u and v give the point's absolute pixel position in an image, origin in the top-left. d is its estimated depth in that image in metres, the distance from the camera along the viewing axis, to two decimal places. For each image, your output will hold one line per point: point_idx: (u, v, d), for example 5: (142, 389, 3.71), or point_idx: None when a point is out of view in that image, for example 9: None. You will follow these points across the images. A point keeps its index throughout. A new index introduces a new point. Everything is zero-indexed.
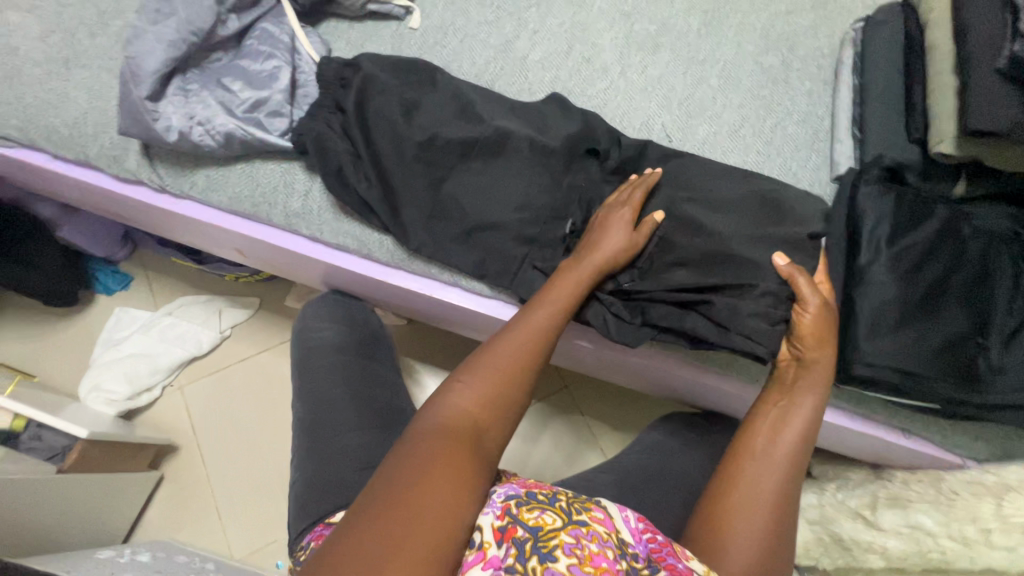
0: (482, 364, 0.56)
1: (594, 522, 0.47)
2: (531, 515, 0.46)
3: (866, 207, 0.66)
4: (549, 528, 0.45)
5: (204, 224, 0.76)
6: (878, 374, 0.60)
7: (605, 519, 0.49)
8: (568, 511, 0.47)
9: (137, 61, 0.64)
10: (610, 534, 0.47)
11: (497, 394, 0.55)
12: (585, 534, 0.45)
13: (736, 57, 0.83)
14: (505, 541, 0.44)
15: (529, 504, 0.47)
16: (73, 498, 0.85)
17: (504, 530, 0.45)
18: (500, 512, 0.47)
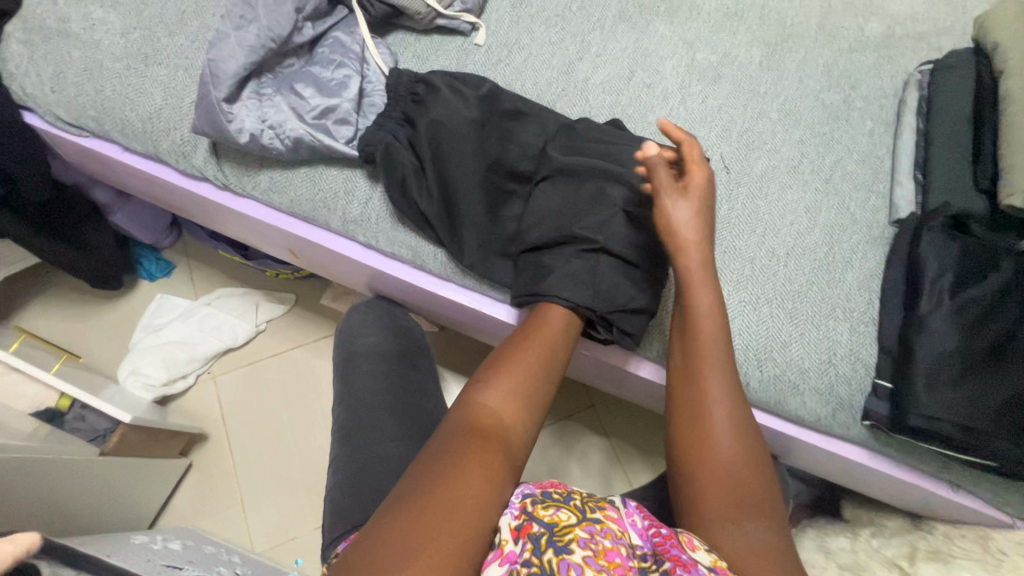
0: (507, 364, 0.57)
1: (608, 520, 0.46)
2: (547, 512, 0.45)
3: (929, 256, 0.65)
4: (564, 524, 0.44)
5: (261, 223, 0.77)
6: (936, 428, 0.59)
7: (618, 518, 0.48)
8: (583, 508, 0.46)
9: (218, 64, 0.66)
10: (623, 533, 0.46)
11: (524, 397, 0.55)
12: (599, 531, 0.44)
13: (797, 91, 0.83)
14: (521, 538, 0.43)
15: (544, 501, 0.46)
16: (110, 481, 0.87)
17: (521, 527, 0.44)
18: (517, 510, 0.46)
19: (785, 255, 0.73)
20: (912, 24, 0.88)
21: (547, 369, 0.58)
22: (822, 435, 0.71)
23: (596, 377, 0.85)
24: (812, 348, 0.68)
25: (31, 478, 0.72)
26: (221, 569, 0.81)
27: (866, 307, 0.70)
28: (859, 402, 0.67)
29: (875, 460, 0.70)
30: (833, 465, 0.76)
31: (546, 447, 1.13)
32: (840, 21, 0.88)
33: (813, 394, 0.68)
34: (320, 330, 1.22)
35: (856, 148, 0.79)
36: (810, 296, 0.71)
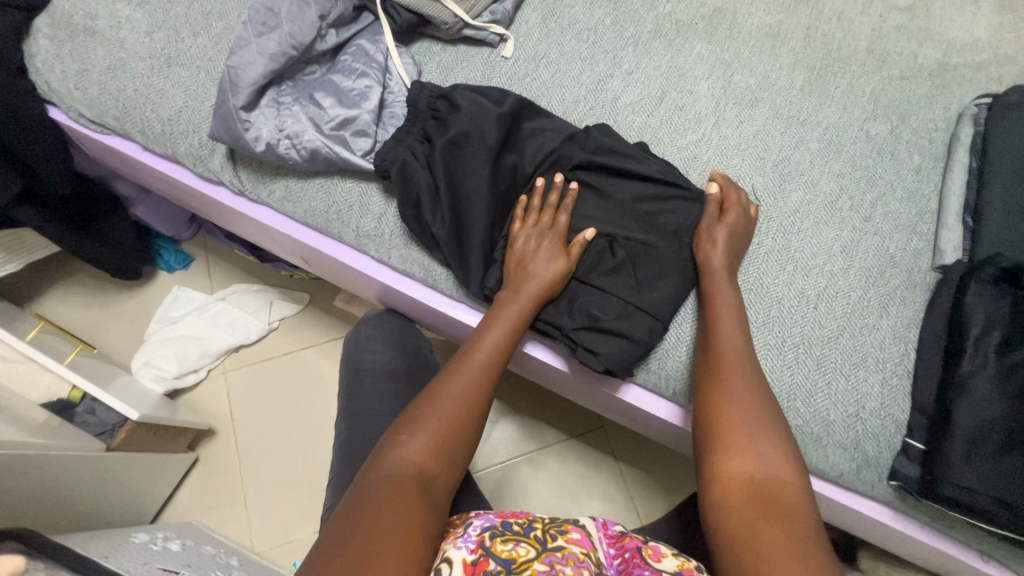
0: (425, 417, 0.56)
1: (570, 544, 0.49)
2: (504, 547, 0.47)
3: (975, 311, 0.61)
4: (522, 560, 0.46)
5: (275, 231, 0.76)
6: (970, 499, 0.55)
7: (582, 540, 0.50)
8: (543, 539, 0.48)
9: (237, 71, 0.65)
10: (585, 555, 0.48)
11: (446, 442, 0.55)
12: (559, 559, 0.47)
13: (841, 120, 0.78)
14: (476, 575, 0.45)
15: (502, 536, 0.48)
16: (115, 477, 0.87)
17: (476, 563, 0.46)
18: (474, 546, 0.47)
19: (816, 297, 0.68)
20: (971, 52, 0.82)
21: (479, 410, 0.58)
22: (844, 490, 0.67)
23: (608, 410, 0.82)
24: (839, 399, 0.64)
25: (38, 474, 0.73)
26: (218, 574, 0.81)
27: (900, 359, 0.65)
28: (886, 461, 0.63)
29: (901, 521, 0.65)
30: (852, 519, 0.72)
31: (552, 467, 1.11)
32: (891, 46, 0.83)
33: (837, 448, 0.64)
34: (332, 331, 1.21)
35: (900, 184, 0.74)
36: (841, 344, 0.66)
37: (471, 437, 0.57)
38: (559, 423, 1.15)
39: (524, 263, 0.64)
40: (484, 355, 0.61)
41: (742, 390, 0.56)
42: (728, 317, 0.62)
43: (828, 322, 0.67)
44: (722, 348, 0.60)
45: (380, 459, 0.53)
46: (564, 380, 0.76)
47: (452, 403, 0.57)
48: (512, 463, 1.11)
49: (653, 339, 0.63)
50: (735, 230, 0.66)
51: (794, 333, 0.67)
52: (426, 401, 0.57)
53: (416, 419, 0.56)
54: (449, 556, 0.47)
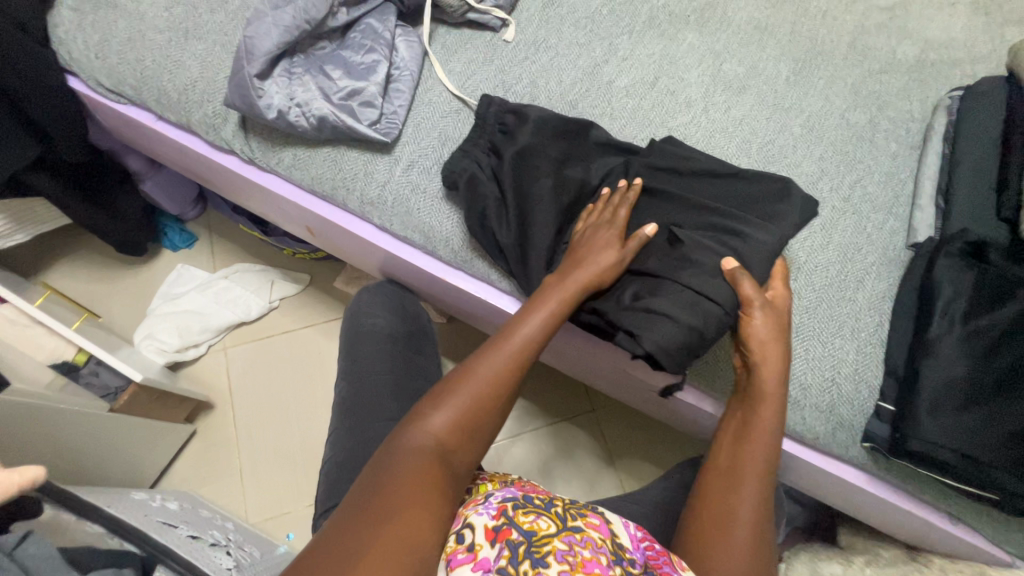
0: (453, 394, 0.56)
1: (589, 528, 0.50)
2: (526, 519, 0.49)
3: (943, 280, 0.64)
4: (543, 534, 0.48)
5: (282, 199, 0.80)
6: (936, 453, 0.58)
7: (601, 525, 0.52)
8: (563, 518, 0.50)
9: (253, 41, 0.69)
10: (604, 540, 0.50)
11: (470, 421, 0.56)
12: (578, 540, 0.48)
13: (823, 108, 0.82)
14: (498, 542, 0.47)
15: (524, 508, 0.50)
16: (116, 438, 0.89)
17: (498, 530, 0.47)
18: (495, 513, 0.49)
19: (796, 270, 0.72)
20: (946, 50, 0.87)
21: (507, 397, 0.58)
22: (820, 454, 0.70)
23: (598, 378, 0.85)
24: (816, 365, 0.68)
25: (43, 426, 0.76)
26: (214, 533, 0.83)
27: (874, 328, 0.69)
28: (859, 423, 0.66)
29: (873, 484, 0.69)
30: (828, 486, 0.75)
31: (543, 445, 1.14)
32: (872, 42, 0.87)
33: (812, 411, 0.67)
34: (331, 311, 1.24)
35: (877, 169, 0.79)
36: (818, 313, 0.70)
37: (495, 422, 0.58)
38: (551, 404, 1.17)
39: (577, 251, 0.64)
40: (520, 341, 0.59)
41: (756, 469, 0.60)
42: (773, 404, 0.60)
43: (807, 293, 0.71)
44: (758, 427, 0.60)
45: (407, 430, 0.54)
46: (559, 344, 0.79)
47: (480, 381, 0.57)
48: (504, 442, 1.14)
49: (708, 327, 0.59)
50: (779, 320, 0.61)
51: None
52: (458, 376, 0.58)
53: (445, 396, 0.56)
54: (472, 522, 0.49)
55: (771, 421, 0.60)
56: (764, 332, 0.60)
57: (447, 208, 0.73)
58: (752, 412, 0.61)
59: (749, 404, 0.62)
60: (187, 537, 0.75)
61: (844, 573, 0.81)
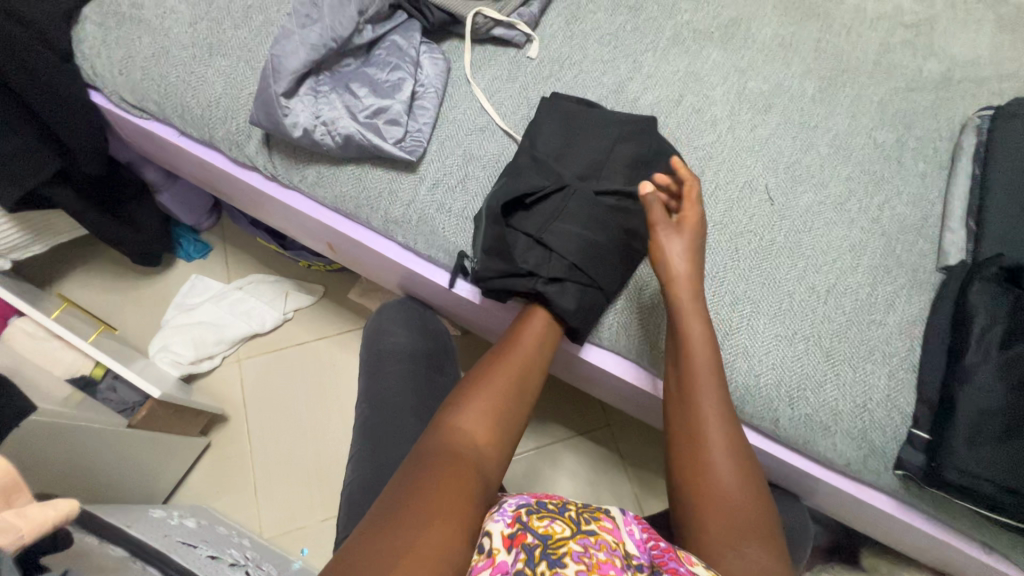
0: (477, 397, 0.60)
1: (603, 532, 0.48)
2: (541, 523, 0.47)
3: (978, 306, 0.63)
4: (558, 537, 0.45)
5: (304, 215, 0.79)
6: (974, 484, 0.57)
7: (614, 529, 0.49)
8: (578, 521, 0.48)
9: (280, 59, 0.68)
10: (618, 544, 0.47)
11: (496, 421, 0.59)
12: (593, 543, 0.46)
13: (850, 127, 0.81)
14: (514, 548, 0.45)
15: (538, 512, 0.47)
16: (132, 454, 0.88)
17: (514, 537, 0.45)
18: (511, 519, 0.47)
19: (825, 293, 0.71)
20: (973, 68, 0.86)
21: (522, 399, 0.63)
22: (850, 480, 0.69)
23: (623, 401, 0.84)
24: (847, 390, 0.67)
25: (63, 443, 0.75)
26: (233, 552, 0.82)
27: (906, 354, 0.68)
28: (892, 450, 0.65)
29: (905, 512, 0.67)
30: (857, 511, 0.74)
31: (559, 461, 1.13)
32: (897, 59, 0.87)
33: (844, 437, 0.66)
34: (346, 323, 1.23)
35: (906, 189, 0.78)
36: (849, 337, 0.69)
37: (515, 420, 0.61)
38: (567, 419, 1.16)
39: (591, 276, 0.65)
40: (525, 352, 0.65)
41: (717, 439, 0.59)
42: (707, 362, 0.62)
43: (837, 317, 0.70)
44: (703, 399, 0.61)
45: (435, 431, 0.57)
46: (583, 368, 0.78)
47: (499, 386, 0.61)
48: (519, 457, 1.13)
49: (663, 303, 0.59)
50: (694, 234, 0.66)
51: (804, 327, 0.70)
52: (477, 383, 0.62)
53: (468, 399, 0.60)
54: (488, 528, 0.47)
55: (707, 384, 0.61)
56: (676, 247, 0.65)
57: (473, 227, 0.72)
58: (690, 382, 0.61)
59: (681, 367, 0.63)
60: (207, 558, 0.74)
61: None
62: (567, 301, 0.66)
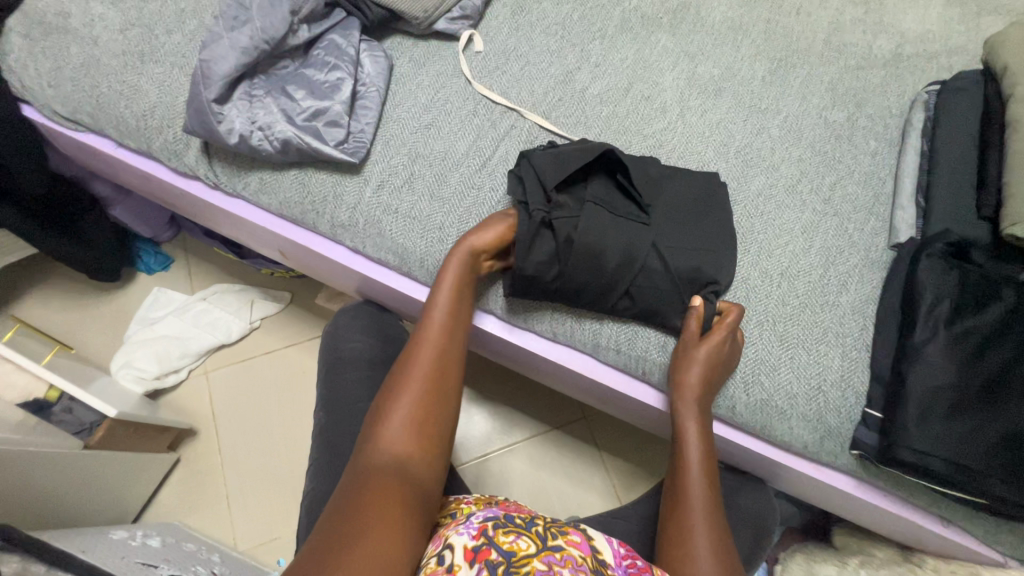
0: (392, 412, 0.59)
1: (570, 547, 0.50)
2: (506, 539, 0.49)
3: (926, 283, 0.63)
4: (522, 554, 0.48)
5: (251, 224, 0.77)
6: (925, 462, 0.57)
7: (581, 543, 0.52)
8: (543, 537, 0.50)
9: (210, 64, 0.66)
10: (584, 558, 0.49)
11: (419, 427, 0.59)
12: (557, 560, 0.48)
13: (801, 108, 0.81)
14: (476, 562, 0.47)
15: (504, 528, 0.50)
16: (92, 475, 0.86)
17: (477, 551, 0.48)
18: (476, 532, 0.50)
19: (778, 276, 0.71)
20: (923, 43, 0.86)
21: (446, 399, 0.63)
22: (810, 463, 0.69)
23: (589, 396, 0.83)
24: (802, 373, 0.67)
25: (18, 471, 0.73)
26: (199, 569, 0.81)
27: (860, 333, 0.68)
28: (848, 430, 0.65)
29: (863, 491, 0.68)
30: (820, 492, 0.74)
31: (535, 456, 1.12)
32: (847, 37, 0.86)
33: (800, 420, 0.66)
34: (314, 329, 1.22)
35: (858, 168, 0.77)
36: (803, 320, 0.69)
37: (437, 429, 0.61)
38: (542, 414, 1.16)
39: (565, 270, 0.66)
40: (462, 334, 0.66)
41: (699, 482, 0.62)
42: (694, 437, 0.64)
43: (790, 301, 0.70)
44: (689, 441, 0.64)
45: (353, 467, 0.56)
46: (545, 365, 0.77)
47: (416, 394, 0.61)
48: (494, 454, 1.12)
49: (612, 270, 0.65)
50: (720, 353, 0.63)
51: (758, 313, 0.69)
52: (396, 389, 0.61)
53: (389, 412, 0.59)
54: (451, 542, 0.50)
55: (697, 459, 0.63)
56: (696, 360, 0.63)
57: (421, 228, 0.71)
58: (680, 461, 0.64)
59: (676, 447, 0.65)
60: None
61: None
62: (533, 263, 0.65)
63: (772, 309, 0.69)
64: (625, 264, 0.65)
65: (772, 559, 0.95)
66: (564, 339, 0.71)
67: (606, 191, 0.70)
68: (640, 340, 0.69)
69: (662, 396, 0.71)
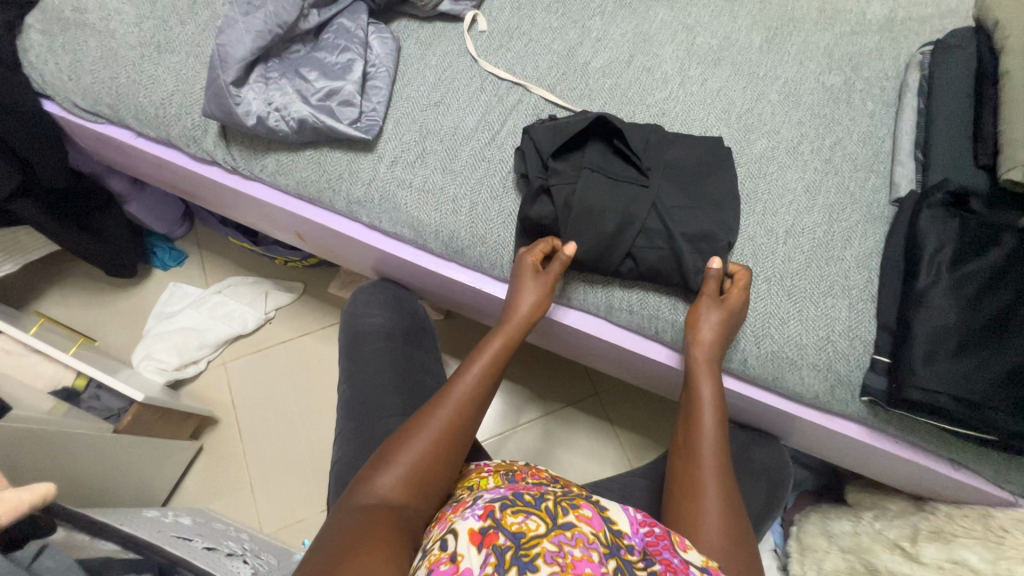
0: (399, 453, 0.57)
1: (581, 522, 0.47)
2: (514, 520, 0.46)
3: (928, 231, 0.65)
4: (531, 535, 0.45)
5: (269, 206, 0.80)
6: (933, 400, 0.59)
7: (593, 517, 0.48)
8: (554, 515, 0.47)
9: (226, 49, 0.69)
10: (596, 535, 0.46)
11: (426, 471, 0.56)
12: (568, 539, 0.45)
13: (798, 74, 0.83)
14: (484, 547, 0.44)
15: (512, 508, 0.47)
16: (122, 459, 0.89)
17: (485, 534, 0.45)
18: (482, 514, 0.47)
19: (784, 234, 0.73)
20: (915, 6, 0.88)
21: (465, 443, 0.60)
22: (823, 413, 0.71)
23: (603, 362, 0.85)
24: (811, 325, 0.69)
25: (55, 452, 0.76)
26: (230, 544, 0.83)
27: (865, 285, 0.70)
28: (857, 379, 0.67)
29: (874, 438, 0.70)
30: (832, 444, 0.76)
31: (550, 433, 1.14)
32: (841, 4, 0.88)
33: (811, 370, 0.68)
34: (328, 317, 1.24)
35: (856, 129, 0.79)
36: (809, 274, 0.71)
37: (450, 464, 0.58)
38: (555, 391, 1.18)
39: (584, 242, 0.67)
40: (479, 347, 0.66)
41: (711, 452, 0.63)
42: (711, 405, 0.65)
43: (797, 257, 0.72)
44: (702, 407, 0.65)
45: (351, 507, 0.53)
46: (559, 331, 0.79)
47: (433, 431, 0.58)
48: (510, 432, 1.14)
49: (618, 233, 0.67)
50: (733, 314, 0.66)
51: (766, 270, 0.71)
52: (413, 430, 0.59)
53: (393, 456, 0.56)
54: (457, 528, 0.47)
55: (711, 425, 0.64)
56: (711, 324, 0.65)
57: (436, 201, 0.73)
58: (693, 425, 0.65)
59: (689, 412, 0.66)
60: (202, 549, 0.75)
61: (853, 529, 0.83)
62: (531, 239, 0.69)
63: (776, 266, 0.71)
64: (630, 224, 0.67)
65: (787, 520, 0.97)
66: (578, 304, 0.74)
67: (602, 152, 0.71)
68: (651, 301, 0.71)
69: (675, 355, 0.73)
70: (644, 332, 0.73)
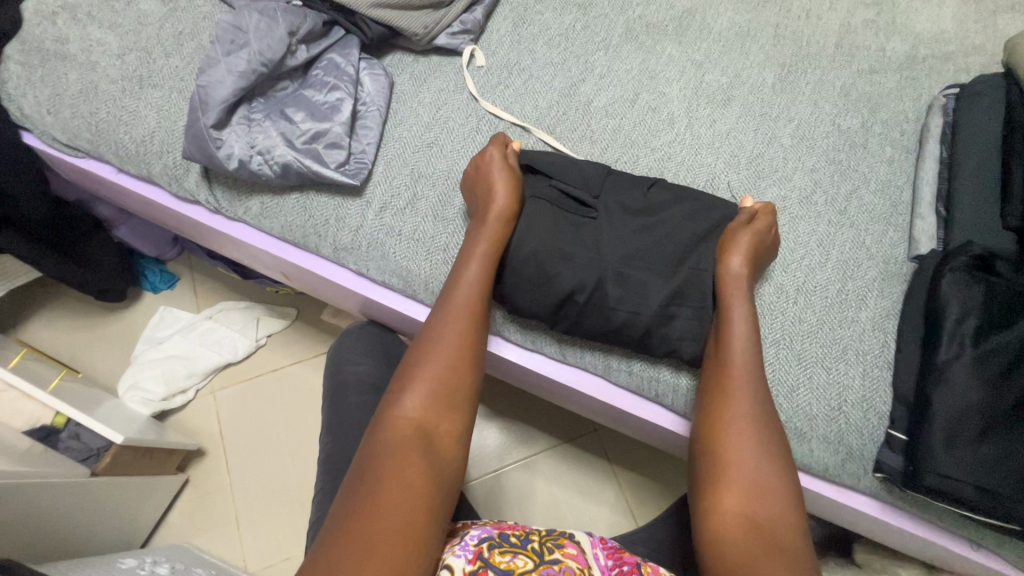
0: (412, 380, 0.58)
1: (567, 559, 0.51)
2: (503, 558, 0.49)
3: (950, 298, 0.61)
4: (521, 571, 0.48)
5: (253, 248, 0.76)
6: (953, 488, 0.55)
7: (578, 555, 0.53)
8: (540, 553, 0.51)
9: (207, 90, 0.66)
10: (582, 570, 0.51)
11: (438, 401, 0.57)
12: (557, 572, 0.49)
13: (813, 115, 0.78)
14: None
15: (500, 547, 0.50)
16: (98, 502, 0.86)
17: (476, 574, 0.48)
18: (473, 556, 0.50)
19: (794, 292, 0.69)
20: (938, 43, 0.83)
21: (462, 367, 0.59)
22: (832, 485, 0.67)
23: (600, 416, 0.81)
24: (821, 393, 0.64)
25: (23, 504, 0.73)
26: None
27: (881, 350, 0.65)
28: (871, 452, 0.63)
29: (886, 514, 0.65)
30: (841, 514, 0.71)
31: (546, 473, 1.10)
32: (859, 40, 0.83)
33: (821, 442, 0.64)
34: (321, 345, 1.20)
35: (874, 176, 0.75)
36: (821, 337, 0.66)
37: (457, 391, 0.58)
38: (551, 428, 1.14)
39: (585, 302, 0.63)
40: (466, 279, 0.63)
41: (749, 430, 0.56)
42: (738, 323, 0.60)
43: (808, 319, 0.67)
44: (736, 365, 0.59)
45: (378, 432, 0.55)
46: (553, 386, 0.75)
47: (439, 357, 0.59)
48: (503, 471, 1.10)
49: (619, 293, 0.63)
50: (759, 244, 0.63)
51: (775, 331, 0.67)
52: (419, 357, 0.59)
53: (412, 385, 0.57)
54: (447, 564, 0.49)
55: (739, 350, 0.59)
56: (740, 264, 0.62)
57: (425, 250, 0.69)
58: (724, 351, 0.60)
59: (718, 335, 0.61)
60: None
61: None
62: (527, 292, 0.65)
63: (786, 326, 0.67)
64: (631, 282, 0.63)
65: None
66: (575, 362, 0.70)
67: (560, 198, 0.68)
68: (651, 361, 0.68)
69: (675, 418, 0.68)
70: (644, 393, 0.69)
